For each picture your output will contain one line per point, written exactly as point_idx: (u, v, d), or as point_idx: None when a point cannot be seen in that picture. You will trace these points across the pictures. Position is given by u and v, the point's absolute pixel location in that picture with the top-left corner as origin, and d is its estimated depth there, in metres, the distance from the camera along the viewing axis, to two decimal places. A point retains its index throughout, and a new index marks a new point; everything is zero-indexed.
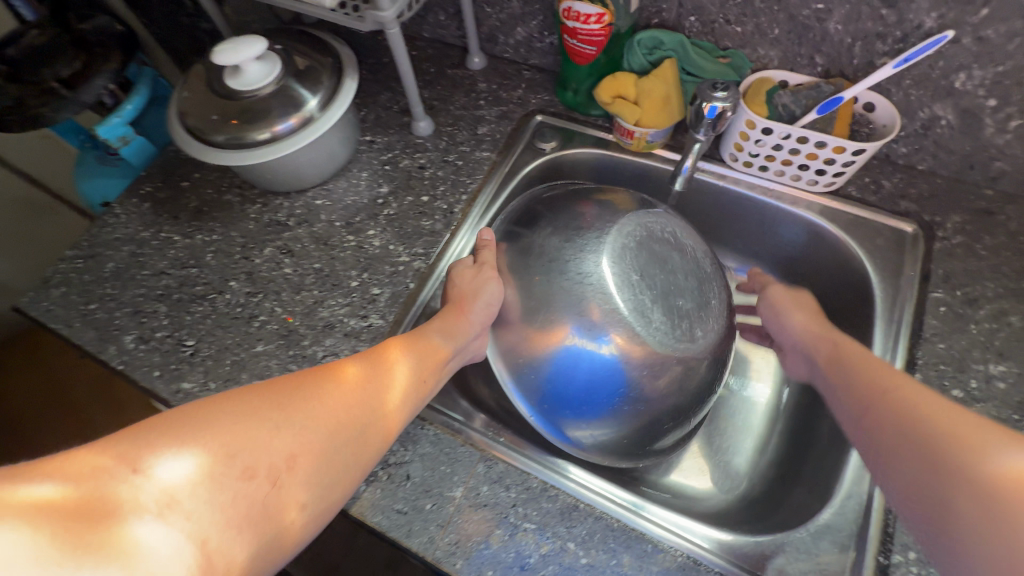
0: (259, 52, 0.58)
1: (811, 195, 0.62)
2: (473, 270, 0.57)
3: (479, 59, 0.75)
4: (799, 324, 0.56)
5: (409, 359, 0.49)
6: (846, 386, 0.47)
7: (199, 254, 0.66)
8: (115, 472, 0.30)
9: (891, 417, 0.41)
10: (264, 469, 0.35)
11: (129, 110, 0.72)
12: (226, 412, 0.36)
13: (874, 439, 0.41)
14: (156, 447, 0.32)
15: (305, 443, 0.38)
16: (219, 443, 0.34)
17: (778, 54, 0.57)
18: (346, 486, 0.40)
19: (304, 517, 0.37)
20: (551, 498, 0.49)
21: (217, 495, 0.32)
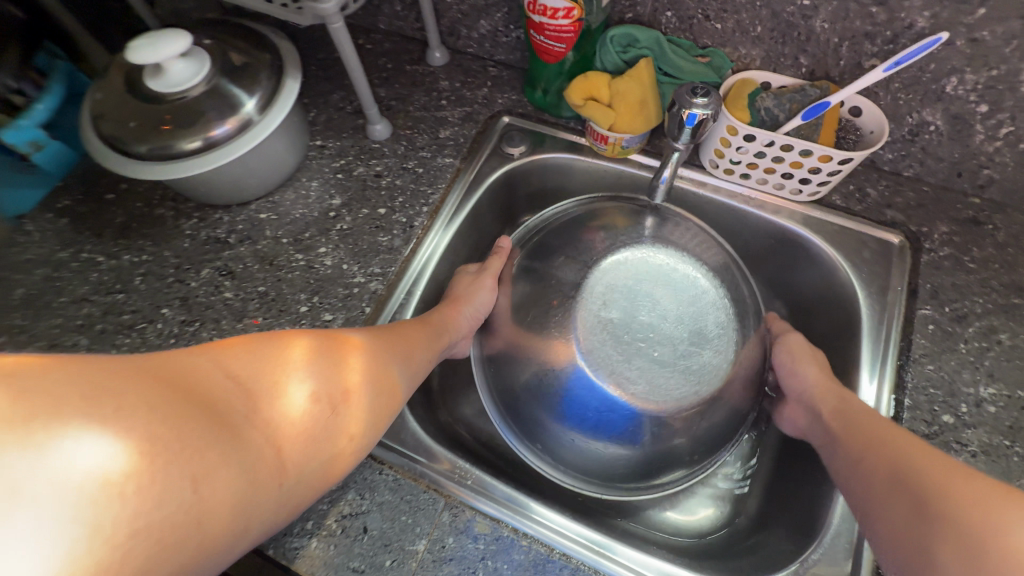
0: (182, 49, 0.50)
1: (794, 205, 0.58)
2: (473, 278, 0.60)
3: (440, 54, 0.69)
4: (812, 376, 0.51)
5: (427, 333, 0.52)
6: (840, 430, 0.45)
7: (126, 277, 0.59)
8: (209, 373, 0.34)
9: (899, 488, 0.38)
10: (326, 396, 0.39)
11: (41, 111, 0.64)
12: (291, 342, 0.40)
13: (877, 507, 0.39)
14: (238, 360, 0.36)
15: (356, 380, 0.42)
16: (288, 368, 0.38)
17: (761, 54, 0.53)
18: (317, 477, 0.38)
19: (351, 447, 0.41)
20: (523, 548, 0.45)
21: (290, 410, 0.36)
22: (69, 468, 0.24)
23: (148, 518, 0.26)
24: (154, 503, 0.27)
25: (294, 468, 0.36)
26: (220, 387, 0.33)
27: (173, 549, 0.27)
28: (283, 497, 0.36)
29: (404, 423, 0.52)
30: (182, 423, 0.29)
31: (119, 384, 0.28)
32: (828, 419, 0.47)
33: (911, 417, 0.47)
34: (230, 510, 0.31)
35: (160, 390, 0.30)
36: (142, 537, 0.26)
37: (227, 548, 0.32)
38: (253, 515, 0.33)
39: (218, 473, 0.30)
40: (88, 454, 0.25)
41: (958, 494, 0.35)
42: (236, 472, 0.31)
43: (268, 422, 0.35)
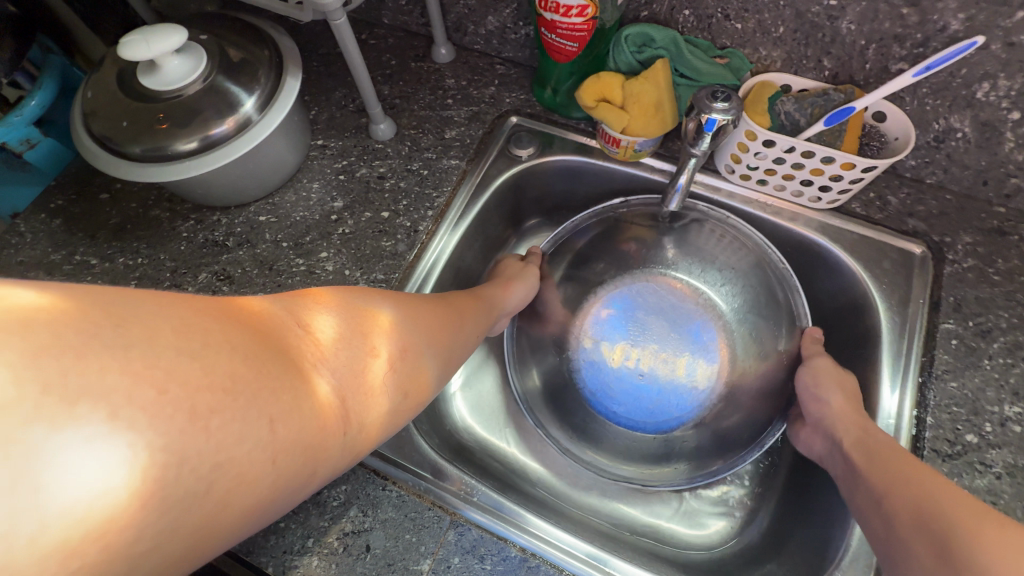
0: (178, 45, 0.48)
1: (812, 212, 0.56)
2: (520, 265, 0.60)
3: (445, 50, 0.66)
4: (832, 401, 0.48)
5: (472, 307, 0.50)
6: (863, 466, 0.43)
7: (120, 281, 0.57)
8: (278, 316, 0.33)
9: (927, 535, 0.35)
10: (386, 351, 0.38)
11: (32, 107, 0.62)
12: (349, 300, 0.39)
13: (904, 557, 0.36)
14: (306, 309, 0.36)
15: (412, 341, 0.40)
16: (349, 323, 0.37)
17: (782, 55, 0.51)
18: (375, 437, 0.37)
19: (405, 407, 0.40)
20: (532, 569, 0.44)
21: (354, 363, 0.35)
22: (163, 395, 0.24)
23: (234, 449, 0.26)
24: (235, 437, 0.26)
25: (359, 418, 0.35)
26: (293, 333, 0.33)
27: (252, 481, 0.27)
28: (350, 445, 0.35)
29: (408, 436, 0.50)
30: (261, 362, 0.29)
31: (204, 317, 0.28)
32: (851, 453, 0.44)
33: (934, 436, 0.45)
34: (305, 451, 0.30)
35: (241, 329, 0.30)
36: (226, 467, 0.26)
37: (297, 487, 0.31)
38: (322, 461, 0.32)
39: (294, 415, 0.29)
40: (178, 380, 0.25)
41: (998, 551, 0.32)
42: (310, 415, 0.31)
43: (336, 371, 0.34)
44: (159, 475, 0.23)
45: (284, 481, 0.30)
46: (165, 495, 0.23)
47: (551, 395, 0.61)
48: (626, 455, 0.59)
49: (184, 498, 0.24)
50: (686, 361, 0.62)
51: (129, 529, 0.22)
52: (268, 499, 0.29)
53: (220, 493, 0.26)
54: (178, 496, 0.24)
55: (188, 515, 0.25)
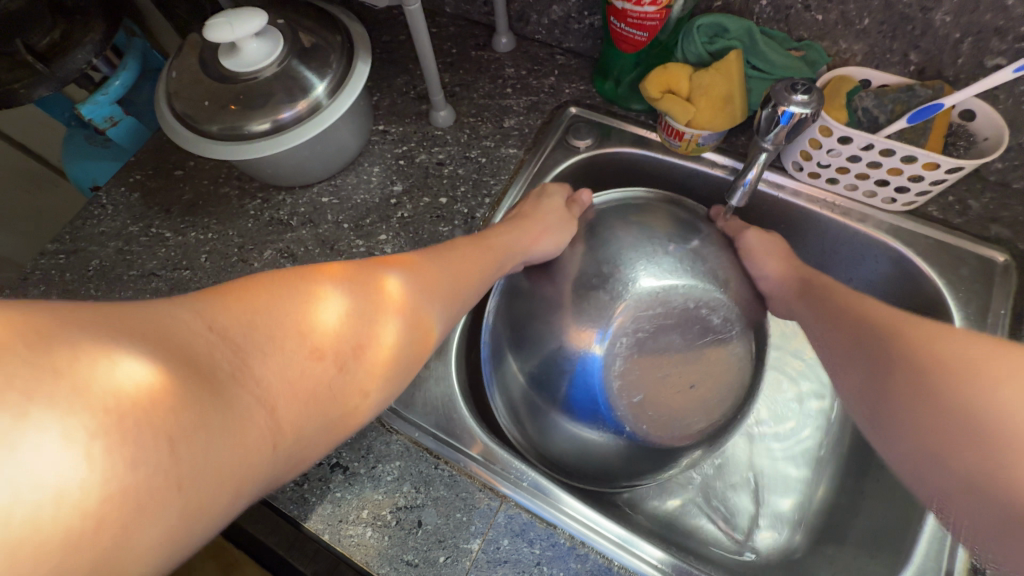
0: (259, 27, 0.50)
1: (885, 214, 0.54)
2: (560, 207, 0.56)
3: (506, 39, 0.67)
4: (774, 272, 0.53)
5: (475, 260, 0.49)
6: (814, 308, 0.48)
7: (192, 255, 0.60)
8: (186, 322, 0.29)
9: (863, 342, 0.41)
10: (333, 351, 0.34)
11: (117, 87, 0.66)
12: (290, 291, 0.34)
13: (855, 368, 0.41)
14: (226, 308, 0.31)
15: (371, 334, 0.37)
16: (288, 320, 0.33)
17: (864, 49, 0.49)
18: (321, 444, 0.34)
19: (361, 406, 0.36)
20: (580, 557, 0.44)
21: (288, 367, 0.32)
22: (26, 421, 0.21)
23: (122, 484, 0.23)
24: (129, 464, 0.23)
25: (295, 427, 0.31)
26: (203, 339, 0.29)
27: (155, 517, 0.24)
28: (284, 460, 0.31)
29: (459, 419, 0.50)
30: (159, 376, 0.25)
31: (81, 332, 0.24)
32: (800, 302, 0.50)
33: None
34: (223, 473, 0.26)
35: (135, 342, 0.26)
36: (119, 501, 0.22)
37: (226, 516, 0.28)
38: (250, 479, 0.28)
39: (202, 434, 0.26)
40: (46, 405, 0.22)
41: (922, 333, 0.38)
42: (225, 432, 0.27)
43: (261, 379, 0.30)
44: (29, 513, 0.20)
45: (208, 508, 0.26)
46: (41, 540, 0.20)
47: (546, 432, 0.54)
48: (656, 463, 0.53)
49: (68, 540, 0.21)
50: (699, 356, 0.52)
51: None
52: (188, 534, 0.25)
53: (116, 532, 0.22)
54: (59, 541, 0.21)
55: (74, 562, 0.21)
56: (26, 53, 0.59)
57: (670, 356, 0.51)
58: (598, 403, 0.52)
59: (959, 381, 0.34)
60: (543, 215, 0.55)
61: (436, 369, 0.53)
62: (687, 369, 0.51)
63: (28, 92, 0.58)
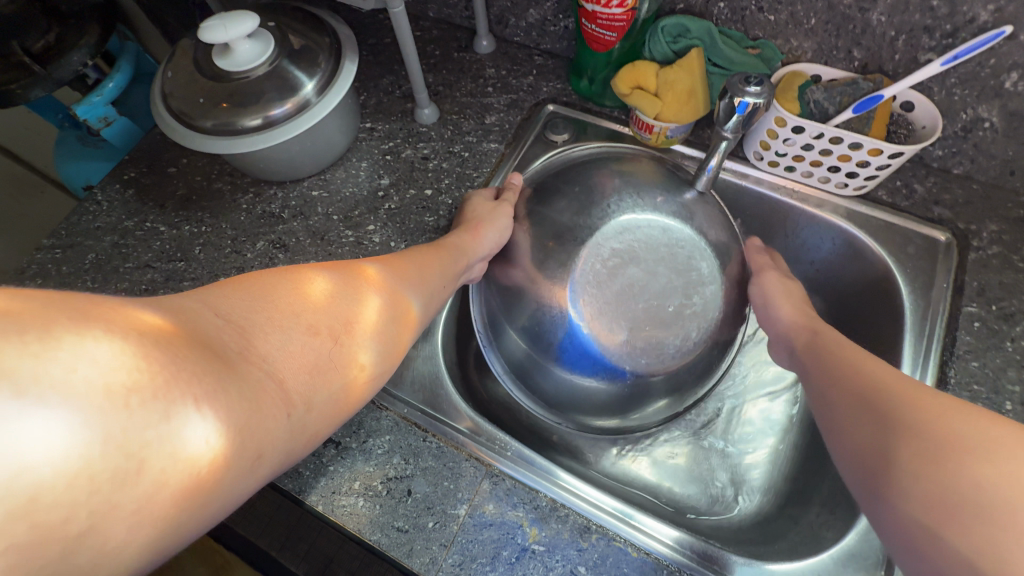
0: (250, 29, 0.52)
1: (839, 198, 0.58)
2: (491, 205, 0.59)
3: (487, 42, 0.70)
4: (787, 315, 0.53)
5: (436, 261, 0.51)
6: (816, 363, 0.47)
7: (186, 247, 0.62)
8: (194, 309, 0.31)
9: (866, 395, 0.39)
10: (327, 328, 0.36)
11: (110, 89, 0.68)
12: (286, 283, 0.36)
13: (844, 427, 0.40)
14: (227, 298, 0.33)
15: (359, 315, 0.39)
16: (285, 303, 0.35)
17: (813, 46, 0.54)
18: (324, 418, 0.35)
19: (358, 384, 0.38)
20: (561, 518, 0.47)
21: (290, 344, 0.33)
22: (76, 373, 0.22)
23: (155, 435, 0.24)
24: (164, 415, 0.25)
25: (302, 398, 0.33)
26: (211, 320, 0.31)
27: (185, 465, 0.25)
28: (296, 428, 0.33)
29: (445, 395, 0.53)
30: (178, 346, 0.27)
31: (107, 306, 0.26)
32: (804, 354, 0.49)
33: None
34: (241, 433, 0.28)
35: (152, 323, 0.27)
36: (157, 446, 0.24)
37: (245, 478, 0.30)
38: (265, 442, 0.30)
39: (222, 396, 0.27)
40: (89, 363, 0.23)
41: (921, 392, 0.37)
42: (238, 397, 0.29)
43: (266, 355, 0.32)
44: (81, 453, 0.22)
45: (227, 468, 0.28)
46: (92, 475, 0.22)
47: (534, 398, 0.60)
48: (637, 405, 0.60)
49: (116, 477, 0.23)
50: (692, 288, 0.55)
51: (61, 507, 0.21)
52: (210, 488, 0.27)
53: (151, 475, 0.24)
54: (109, 475, 0.23)
55: (123, 499, 0.23)
56: (22, 55, 0.61)
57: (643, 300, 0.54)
58: (586, 351, 0.55)
59: (953, 451, 0.32)
60: (475, 213, 0.58)
61: (423, 349, 0.56)
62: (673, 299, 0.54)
63: (24, 92, 0.61)
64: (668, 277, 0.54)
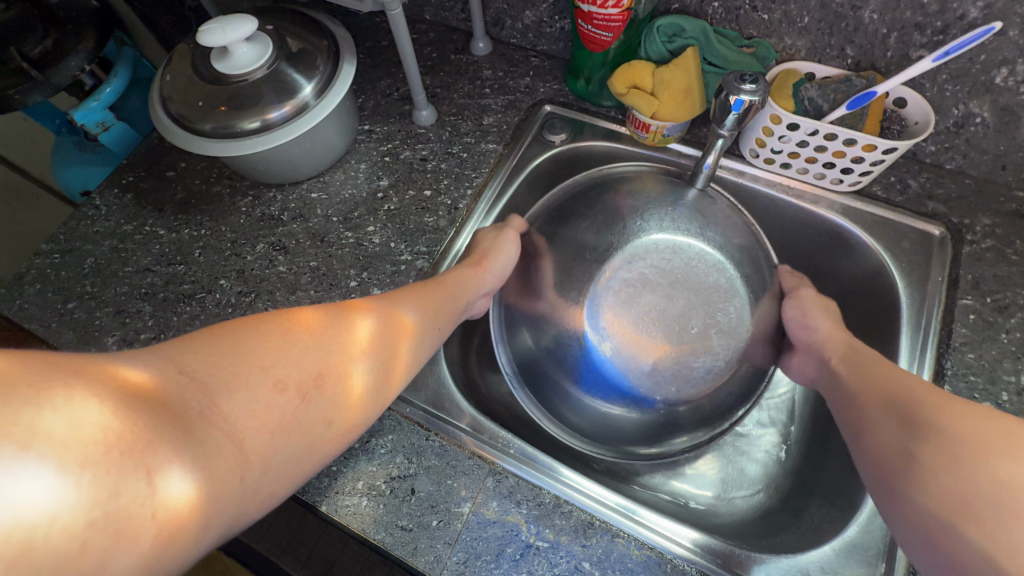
0: (248, 33, 0.53)
1: (835, 194, 0.59)
2: (494, 234, 0.59)
3: (483, 44, 0.71)
4: (826, 330, 0.53)
5: (431, 300, 0.49)
6: (848, 371, 0.47)
7: (186, 250, 0.62)
8: (155, 367, 0.30)
9: (892, 401, 0.40)
10: (296, 383, 0.35)
11: (108, 93, 0.68)
12: (260, 333, 0.35)
13: (863, 428, 0.41)
14: (194, 353, 0.32)
15: (333, 365, 0.38)
16: (254, 357, 0.34)
17: (806, 44, 0.54)
18: (281, 479, 0.34)
19: (325, 441, 0.37)
20: (564, 514, 0.47)
21: (254, 403, 0.32)
22: (28, 451, 0.22)
23: (105, 512, 0.23)
24: (114, 491, 0.24)
25: (260, 459, 0.32)
26: (173, 378, 0.30)
27: (131, 544, 0.24)
28: (248, 492, 0.31)
29: (448, 394, 0.54)
30: (134, 415, 0.26)
31: (72, 370, 0.25)
32: (837, 365, 0.49)
33: None
34: (190, 506, 0.27)
35: (118, 385, 0.27)
36: (105, 524, 0.23)
37: (191, 548, 0.28)
38: (217, 509, 0.29)
39: (176, 466, 0.27)
40: (45, 437, 0.22)
41: (953, 404, 0.37)
42: (194, 465, 0.28)
43: (227, 416, 0.31)
44: (27, 533, 0.21)
45: (171, 546, 0.27)
46: (36, 557, 0.21)
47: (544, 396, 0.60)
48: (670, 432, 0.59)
49: (59, 560, 0.22)
50: (700, 300, 0.62)
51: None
52: (156, 563, 0.26)
53: (95, 555, 0.23)
54: (51, 560, 0.22)
55: None
56: (20, 60, 0.60)
57: (658, 318, 0.62)
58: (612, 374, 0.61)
59: (975, 453, 0.34)
60: (479, 250, 0.58)
61: None
62: (684, 317, 0.61)
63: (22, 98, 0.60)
64: (677, 296, 0.63)
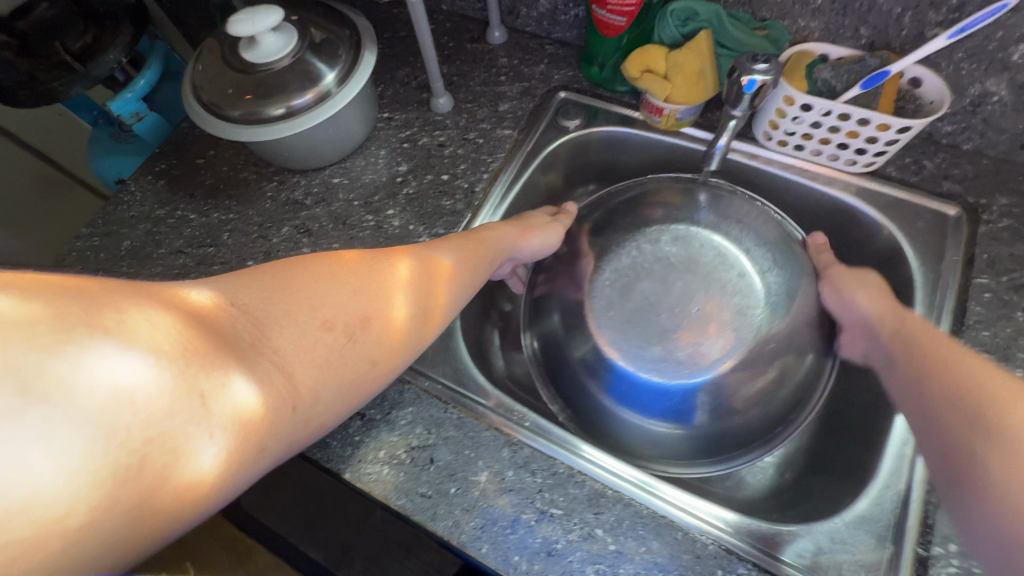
0: (275, 23, 0.55)
1: (849, 175, 0.59)
2: (545, 219, 0.61)
3: (499, 33, 0.72)
4: (867, 304, 0.52)
5: (470, 250, 0.51)
6: (907, 357, 0.45)
7: (216, 233, 0.65)
8: (214, 302, 0.33)
9: (956, 396, 0.39)
10: (341, 324, 0.38)
11: (142, 85, 0.71)
12: (304, 277, 0.39)
13: (933, 432, 0.39)
14: (245, 290, 0.36)
15: (378, 310, 0.41)
16: (300, 297, 0.37)
17: (820, 26, 0.55)
18: (329, 411, 0.38)
19: (371, 378, 0.40)
20: (578, 484, 0.48)
21: (301, 339, 0.36)
22: (83, 371, 0.24)
23: (171, 423, 0.27)
24: (166, 412, 0.27)
25: (310, 392, 0.36)
26: (225, 312, 0.33)
27: (194, 455, 0.28)
28: (301, 420, 0.35)
29: (466, 370, 0.56)
30: (191, 342, 0.30)
31: (128, 302, 0.29)
32: (891, 344, 0.48)
33: None
34: (244, 427, 0.31)
35: (163, 318, 0.29)
36: (158, 442, 0.26)
37: (249, 468, 0.32)
38: (270, 435, 0.33)
39: (225, 393, 0.30)
40: (101, 358, 0.25)
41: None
42: (241, 394, 0.31)
43: (277, 348, 0.34)
44: (82, 449, 0.23)
45: (229, 464, 0.30)
46: (94, 470, 0.24)
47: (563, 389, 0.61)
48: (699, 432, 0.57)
49: (115, 471, 0.25)
50: (716, 304, 0.62)
51: (64, 500, 0.23)
52: (215, 478, 0.29)
53: (154, 468, 0.26)
54: (108, 472, 0.24)
55: (124, 492, 0.25)
56: (64, 55, 0.64)
57: (674, 321, 0.62)
58: (638, 383, 0.59)
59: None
60: (529, 220, 0.60)
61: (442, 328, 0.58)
62: (697, 319, 0.61)
63: (64, 89, 0.64)
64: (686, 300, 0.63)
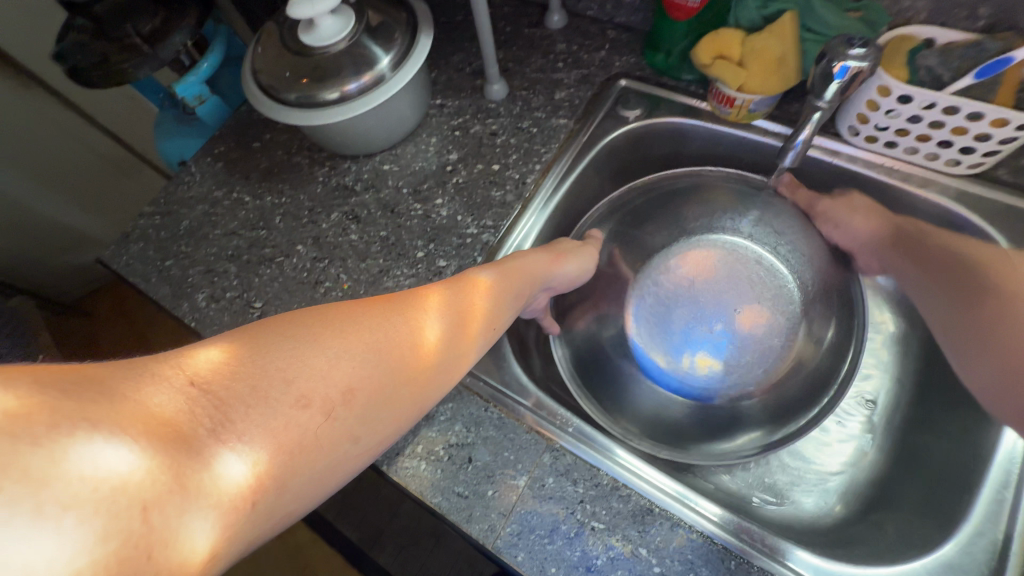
0: (332, 6, 0.54)
1: (948, 177, 0.53)
2: (576, 244, 0.58)
3: (559, 17, 0.69)
4: (868, 228, 0.55)
5: (499, 278, 0.49)
6: (913, 257, 0.53)
7: (268, 216, 0.66)
8: (166, 377, 0.28)
9: (976, 282, 0.47)
10: (320, 399, 0.32)
11: (205, 68, 0.73)
12: (280, 339, 0.33)
13: (961, 316, 0.48)
14: (208, 356, 0.30)
15: (366, 379, 0.35)
16: (274, 367, 0.31)
17: (928, 5, 0.48)
18: (299, 499, 0.32)
19: (352, 455, 0.35)
20: (622, 498, 0.45)
21: (271, 419, 0.30)
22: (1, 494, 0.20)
23: (107, 551, 0.22)
24: (104, 536, 0.22)
25: (276, 483, 0.30)
26: (186, 396, 0.28)
27: None
28: (262, 517, 0.30)
29: (508, 368, 0.54)
30: (137, 441, 0.24)
31: (70, 391, 0.24)
32: (894, 247, 0.54)
33: None
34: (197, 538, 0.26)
35: (114, 405, 0.25)
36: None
37: None
38: (224, 543, 0.27)
39: (176, 501, 0.25)
40: (24, 476, 0.21)
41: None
42: (194, 501, 0.26)
43: (241, 434, 0.29)
44: None
45: None
46: None
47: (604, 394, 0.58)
48: (729, 431, 0.56)
49: None
50: (746, 296, 0.61)
51: None
52: None
53: None
54: None
55: None
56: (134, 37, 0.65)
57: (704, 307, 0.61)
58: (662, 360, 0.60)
59: None
60: (558, 245, 0.57)
61: None
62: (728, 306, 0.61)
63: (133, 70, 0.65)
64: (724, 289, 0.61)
